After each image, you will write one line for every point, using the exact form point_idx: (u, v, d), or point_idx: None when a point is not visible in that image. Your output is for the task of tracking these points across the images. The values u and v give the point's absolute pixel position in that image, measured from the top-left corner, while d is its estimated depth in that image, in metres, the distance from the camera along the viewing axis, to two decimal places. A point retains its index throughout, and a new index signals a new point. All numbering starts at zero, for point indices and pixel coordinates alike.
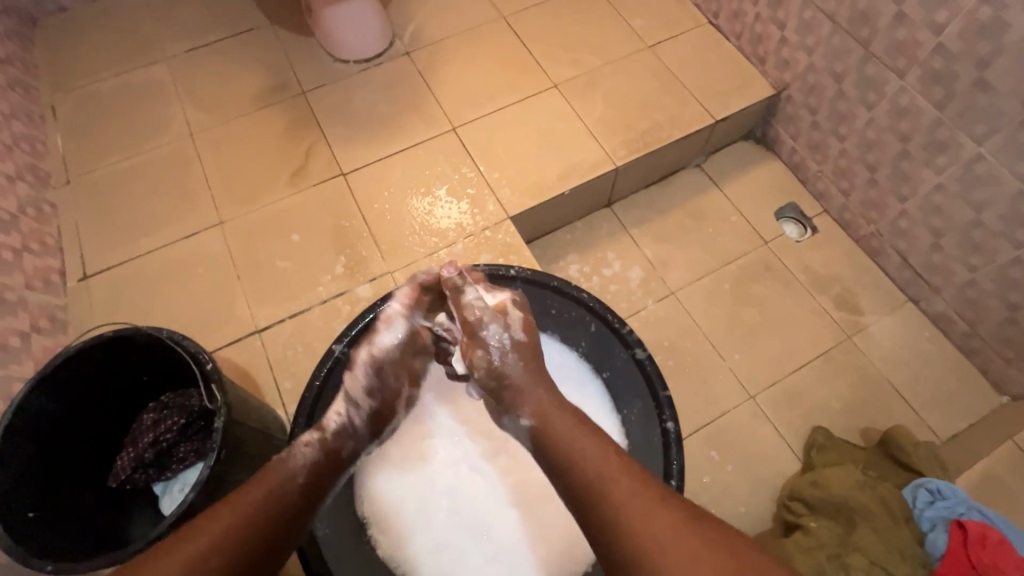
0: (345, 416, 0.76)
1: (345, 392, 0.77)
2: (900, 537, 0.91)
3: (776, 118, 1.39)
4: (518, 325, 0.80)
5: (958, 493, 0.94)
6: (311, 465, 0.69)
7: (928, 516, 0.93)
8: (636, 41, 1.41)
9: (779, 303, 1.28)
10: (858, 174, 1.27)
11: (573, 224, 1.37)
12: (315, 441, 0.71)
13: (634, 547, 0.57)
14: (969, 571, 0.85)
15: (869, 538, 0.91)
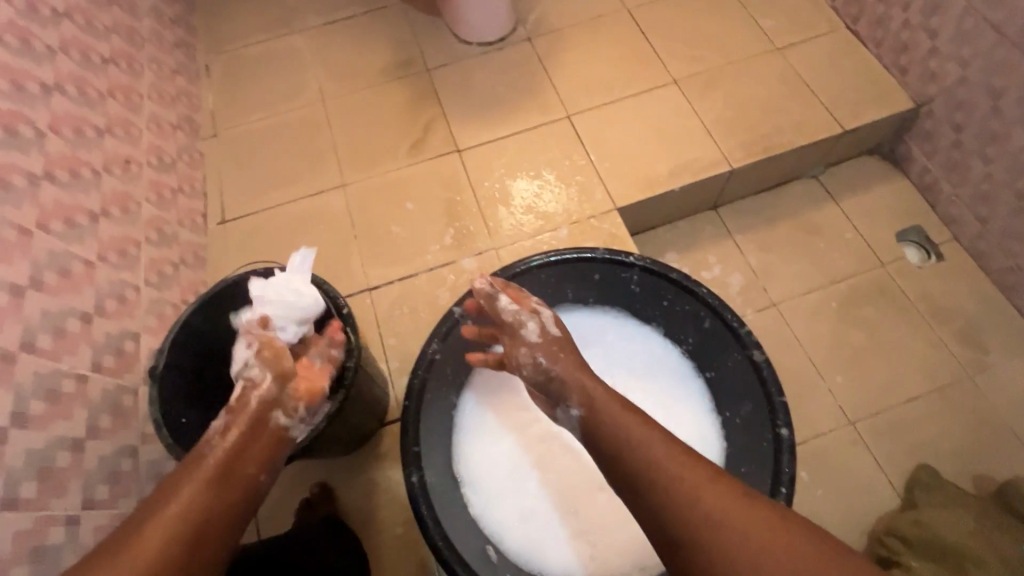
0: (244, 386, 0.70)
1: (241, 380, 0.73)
2: None
3: (911, 134, 1.31)
4: (552, 322, 0.83)
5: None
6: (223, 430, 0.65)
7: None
8: (764, 42, 1.37)
9: (892, 329, 1.21)
10: (1003, 201, 1.16)
11: (676, 223, 1.35)
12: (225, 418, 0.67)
13: (689, 533, 0.58)
14: None
15: None
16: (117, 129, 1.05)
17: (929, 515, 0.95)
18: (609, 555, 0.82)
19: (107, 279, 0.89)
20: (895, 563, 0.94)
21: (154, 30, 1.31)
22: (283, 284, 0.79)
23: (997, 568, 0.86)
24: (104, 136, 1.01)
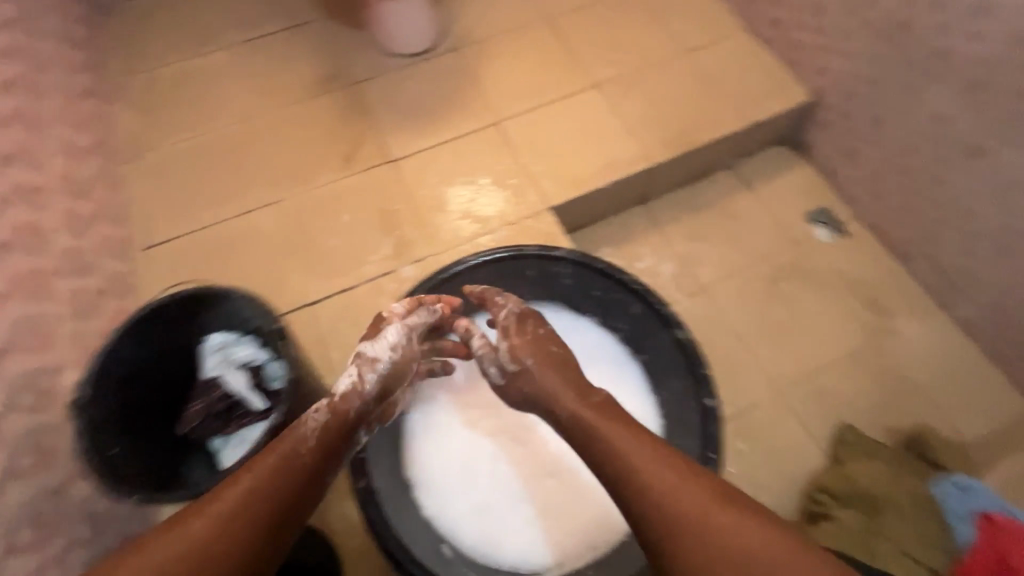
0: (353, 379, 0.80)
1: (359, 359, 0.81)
2: (924, 525, 0.94)
3: (811, 124, 1.43)
4: (510, 357, 0.84)
5: (982, 485, 0.94)
6: (319, 431, 0.74)
7: (955, 510, 0.93)
8: (675, 45, 1.46)
9: (809, 303, 1.31)
10: (891, 179, 1.29)
11: (608, 218, 1.41)
12: (324, 408, 0.76)
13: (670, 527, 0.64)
14: (997, 566, 0.87)
15: (895, 527, 0.94)
16: (22, 156, 1.00)
17: (855, 467, 1.02)
18: (561, 539, 0.85)
19: (18, 314, 0.84)
20: (823, 516, 1.01)
21: (57, 52, 1.25)
22: (219, 367, 0.88)
23: (908, 509, 0.95)
24: (7, 165, 0.95)
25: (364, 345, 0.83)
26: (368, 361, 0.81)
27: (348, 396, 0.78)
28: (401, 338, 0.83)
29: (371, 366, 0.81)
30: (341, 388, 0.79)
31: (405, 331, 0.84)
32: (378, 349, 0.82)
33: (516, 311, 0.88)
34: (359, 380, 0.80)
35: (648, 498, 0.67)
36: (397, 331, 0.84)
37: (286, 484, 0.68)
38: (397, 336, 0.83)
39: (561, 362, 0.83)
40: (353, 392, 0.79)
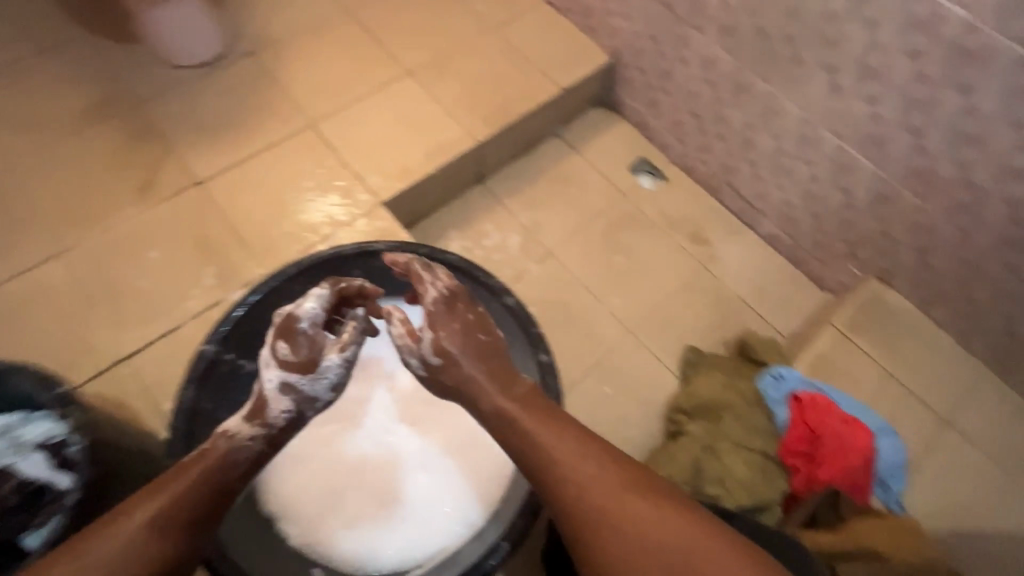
0: (289, 412, 0.80)
1: (289, 386, 0.80)
2: (754, 418, 1.06)
3: (616, 82, 1.53)
4: (433, 351, 0.83)
5: (793, 371, 1.09)
6: (252, 458, 0.76)
7: (773, 397, 1.06)
8: (480, 23, 1.48)
9: (644, 247, 1.43)
10: (688, 123, 1.43)
11: (450, 203, 1.43)
12: (259, 436, 0.77)
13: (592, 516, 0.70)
14: (808, 434, 1.01)
15: (732, 425, 1.05)
16: None
17: (701, 385, 1.13)
18: (439, 528, 0.84)
19: None
20: (679, 432, 1.10)
21: None
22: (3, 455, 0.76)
23: (743, 408, 1.07)
24: None
25: (293, 374, 0.80)
26: (302, 391, 0.81)
27: (283, 431, 0.80)
28: (340, 372, 0.83)
29: (307, 399, 0.82)
30: (276, 421, 0.79)
31: (344, 366, 0.83)
32: (317, 386, 0.82)
33: (444, 297, 0.85)
34: (293, 414, 0.81)
35: (566, 488, 0.72)
36: (336, 363, 0.82)
37: (205, 492, 0.71)
38: (335, 371, 0.82)
39: (491, 354, 0.83)
40: (288, 424, 0.81)
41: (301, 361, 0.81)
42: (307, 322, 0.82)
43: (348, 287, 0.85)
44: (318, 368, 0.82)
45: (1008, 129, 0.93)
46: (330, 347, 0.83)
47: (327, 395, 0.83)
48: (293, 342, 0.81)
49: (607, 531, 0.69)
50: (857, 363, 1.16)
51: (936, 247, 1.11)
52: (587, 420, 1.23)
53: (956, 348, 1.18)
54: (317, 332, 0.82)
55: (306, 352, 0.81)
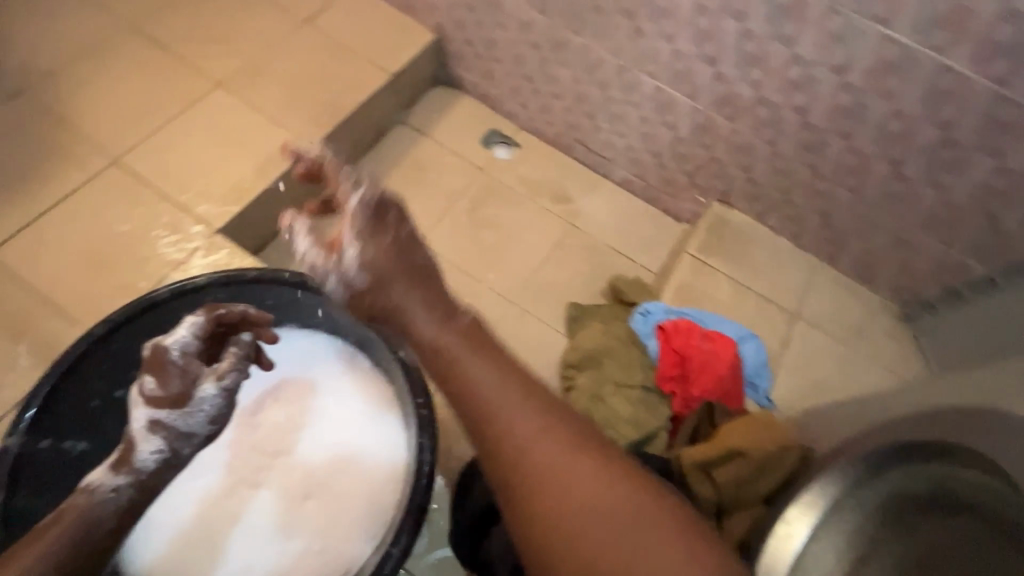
0: (160, 452, 0.70)
1: (158, 425, 0.70)
2: (630, 356, 1.11)
3: (448, 58, 1.52)
4: (353, 272, 0.68)
5: (657, 304, 1.16)
6: (117, 511, 0.67)
7: (641, 331, 1.14)
8: (290, 17, 1.39)
9: (510, 217, 1.45)
10: (524, 87, 1.45)
11: (302, 215, 1.36)
12: (124, 486, 0.68)
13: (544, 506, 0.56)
14: (677, 358, 1.07)
15: (611, 368, 1.10)
16: None
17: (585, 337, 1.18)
18: (332, 554, 0.80)
19: None
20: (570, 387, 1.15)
21: None
22: None
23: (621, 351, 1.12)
24: None
25: (162, 411, 0.70)
26: (174, 429, 0.71)
27: (156, 475, 0.70)
28: (219, 403, 0.73)
29: (181, 438, 0.72)
30: (146, 463, 0.70)
31: (223, 396, 0.73)
32: (190, 421, 0.72)
33: (371, 211, 0.68)
34: (167, 454, 0.71)
35: (504, 447, 0.59)
36: (212, 394, 0.72)
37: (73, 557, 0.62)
38: (211, 402, 0.72)
39: (425, 279, 0.69)
40: (161, 467, 0.71)
41: (169, 395, 0.71)
42: (178, 353, 0.72)
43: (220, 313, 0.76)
44: (192, 401, 0.72)
45: (780, 45, 1.04)
46: (205, 378, 0.72)
47: (207, 429, 0.73)
48: (161, 375, 0.71)
49: (546, 493, 0.56)
50: (713, 282, 1.26)
51: (755, 163, 1.22)
52: None
53: (793, 249, 1.31)
54: (190, 363, 0.72)
55: (177, 385, 0.71)
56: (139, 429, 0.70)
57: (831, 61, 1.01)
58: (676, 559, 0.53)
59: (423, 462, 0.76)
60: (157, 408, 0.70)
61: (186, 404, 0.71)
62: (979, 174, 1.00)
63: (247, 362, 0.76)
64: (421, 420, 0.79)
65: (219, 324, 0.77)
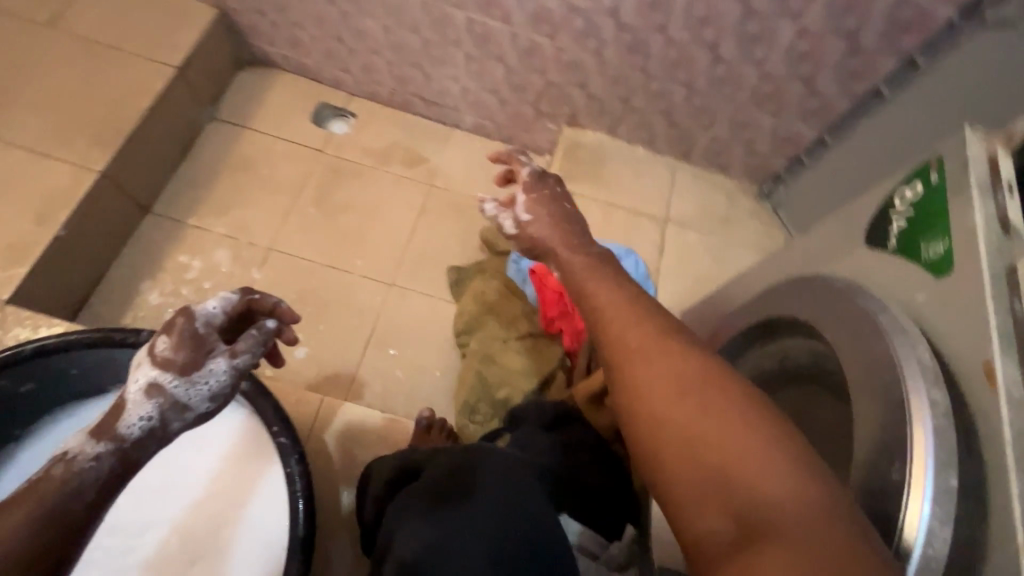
0: (147, 422, 0.61)
1: (157, 390, 0.62)
2: (511, 307, 1.08)
3: (246, 35, 1.35)
4: (522, 209, 0.74)
5: None
6: (96, 482, 0.57)
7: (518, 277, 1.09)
8: (27, 24, 1.15)
9: (365, 194, 1.34)
10: (339, 49, 1.32)
11: (124, 253, 1.19)
12: (105, 455, 0.58)
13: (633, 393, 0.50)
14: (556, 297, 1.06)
15: (495, 325, 1.07)
16: None
17: (466, 301, 1.14)
18: None
19: None
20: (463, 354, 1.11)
21: None
22: None
23: (504, 304, 1.09)
24: None
25: (164, 376, 0.62)
26: (172, 398, 0.62)
27: (138, 449, 0.61)
28: (224, 382, 0.65)
29: (175, 408, 0.63)
30: (131, 432, 0.61)
31: (232, 375, 0.65)
32: (192, 393, 0.63)
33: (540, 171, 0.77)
34: (155, 424, 0.62)
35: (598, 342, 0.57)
36: (221, 370, 0.64)
37: (43, 526, 0.52)
38: (218, 380, 0.64)
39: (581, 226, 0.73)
40: (145, 437, 0.61)
41: (178, 362, 0.63)
42: (200, 322, 0.65)
43: (256, 295, 0.70)
44: (199, 372, 0.63)
45: None
46: (221, 351, 0.65)
47: (205, 406, 0.64)
48: (176, 339, 0.63)
49: (626, 343, 0.54)
50: (580, 208, 1.24)
51: (588, 77, 1.18)
52: (388, 392, 1.16)
53: (650, 155, 1.30)
54: (209, 334, 0.65)
55: (189, 352, 0.63)
56: (136, 393, 0.62)
57: None
58: (740, 430, 0.44)
59: (296, 493, 0.68)
60: (162, 371, 0.62)
61: (194, 375, 0.63)
62: (786, 40, 1.02)
63: (263, 348, 0.67)
64: (284, 449, 0.71)
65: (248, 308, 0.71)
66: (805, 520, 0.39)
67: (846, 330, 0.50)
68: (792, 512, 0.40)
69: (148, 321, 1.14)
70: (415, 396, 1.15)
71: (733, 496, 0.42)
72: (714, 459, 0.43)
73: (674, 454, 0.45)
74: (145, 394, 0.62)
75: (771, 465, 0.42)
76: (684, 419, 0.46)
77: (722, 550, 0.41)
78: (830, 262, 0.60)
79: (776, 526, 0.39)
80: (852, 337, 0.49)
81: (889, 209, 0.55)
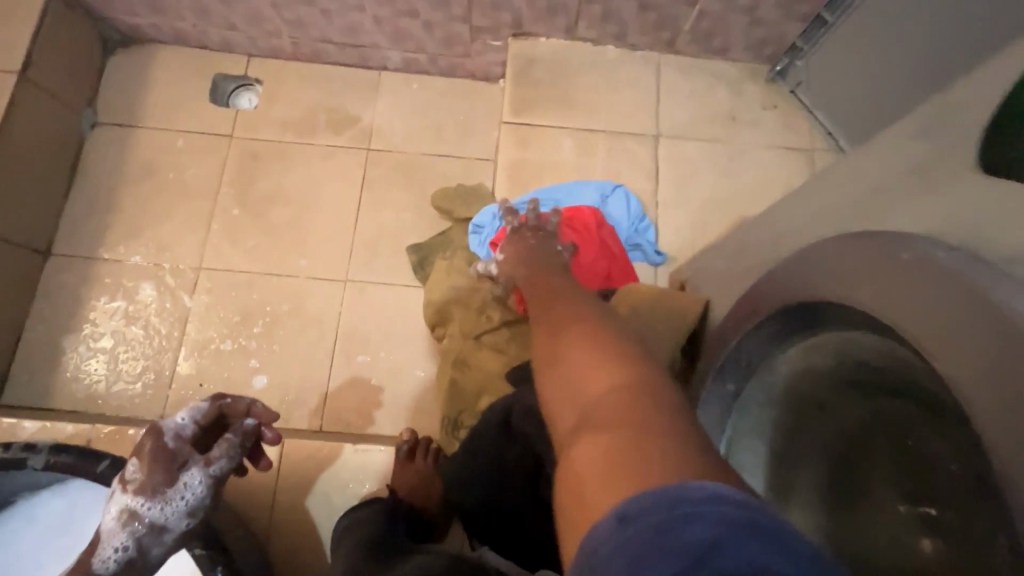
0: (125, 549, 0.54)
1: (128, 517, 0.54)
2: (481, 292, 0.89)
3: (99, 10, 1.08)
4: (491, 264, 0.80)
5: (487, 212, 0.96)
6: None
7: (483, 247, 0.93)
8: None
9: (294, 177, 1.12)
10: (211, 2, 1.04)
11: (35, 310, 1.03)
12: None
13: (547, 333, 0.53)
14: None
15: (465, 315, 0.89)
16: None
17: (431, 285, 0.94)
18: None
19: None
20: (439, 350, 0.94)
21: None
22: None
23: (475, 290, 0.90)
24: None
25: (135, 502, 0.54)
26: (149, 523, 0.54)
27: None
28: (205, 493, 0.56)
29: (154, 532, 0.55)
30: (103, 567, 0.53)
31: (212, 486, 0.57)
32: (170, 513, 0.55)
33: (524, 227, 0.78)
34: (134, 552, 0.54)
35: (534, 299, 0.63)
36: (199, 482, 0.55)
37: None
38: (197, 492, 0.55)
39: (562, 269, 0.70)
40: (127, 565, 0.54)
41: (151, 484, 0.53)
42: (170, 436, 0.55)
43: (229, 398, 0.60)
44: (173, 490, 0.54)
45: None
46: (191, 463, 0.55)
47: (185, 522, 0.56)
48: (146, 461, 0.54)
49: (546, 300, 0.60)
50: (548, 143, 0.99)
51: None
52: (367, 405, 1.01)
53: (623, 54, 1.02)
54: (182, 446, 0.56)
55: (158, 472, 0.54)
56: (109, 522, 0.54)
57: None
58: (597, 357, 0.44)
59: None
60: (135, 494, 0.53)
61: (173, 494, 0.54)
62: None
63: (243, 450, 0.59)
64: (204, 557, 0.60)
65: (225, 412, 0.60)
66: (622, 412, 0.37)
67: (962, 331, 0.31)
68: (609, 405, 0.39)
69: (82, 382, 0.99)
70: (398, 404, 1.01)
71: (579, 403, 0.41)
72: (574, 383, 0.43)
73: (552, 384, 0.46)
74: (119, 522, 0.54)
75: (612, 373, 0.41)
76: (559, 355, 0.47)
77: (566, 444, 0.39)
78: (904, 196, 0.39)
79: (605, 426, 0.37)
80: (984, 345, 0.30)
81: None
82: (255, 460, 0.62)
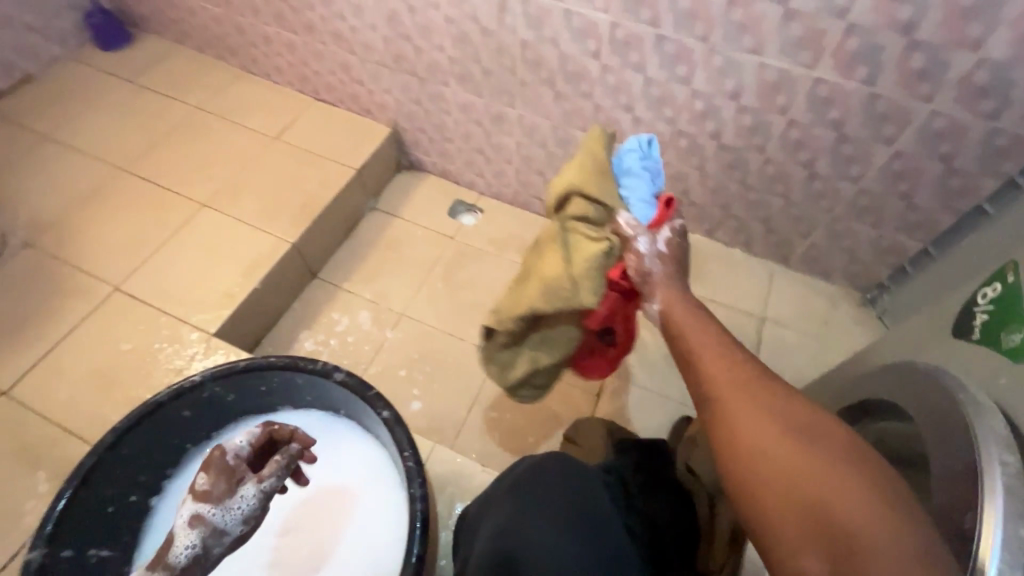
0: (192, 546, 0.71)
1: (194, 517, 0.72)
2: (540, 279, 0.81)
3: (408, 147, 1.68)
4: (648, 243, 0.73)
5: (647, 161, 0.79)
6: None
7: (642, 195, 0.77)
8: (263, 137, 1.59)
9: (484, 276, 1.55)
10: (478, 159, 1.59)
11: (291, 309, 1.46)
12: None
13: (750, 439, 0.54)
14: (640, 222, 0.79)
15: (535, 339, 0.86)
16: None
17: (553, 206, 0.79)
18: None
19: None
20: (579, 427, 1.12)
21: None
22: None
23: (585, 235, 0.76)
24: None
25: (201, 506, 0.73)
26: (211, 526, 0.73)
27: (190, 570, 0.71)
28: (255, 505, 0.76)
29: (214, 534, 0.73)
30: (176, 563, 0.70)
31: (260, 497, 0.76)
32: (228, 516, 0.74)
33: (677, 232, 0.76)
34: (198, 550, 0.71)
35: (707, 380, 0.61)
36: (250, 495, 0.76)
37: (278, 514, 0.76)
38: (250, 501, 0.75)
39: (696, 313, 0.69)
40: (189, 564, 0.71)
41: (214, 492, 0.74)
42: (230, 455, 0.79)
43: (272, 424, 0.85)
44: (231, 497, 0.75)
45: (679, 85, 1.13)
46: (246, 479, 0.77)
47: (239, 528, 0.75)
48: (212, 472, 0.76)
49: (717, 382, 0.61)
50: None
51: (691, 188, 1.32)
52: (486, 449, 1.27)
53: (748, 258, 1.39)
54: (239, 465, 0.79)
55: (223, 483, 0.76)
56: (181, 526, 0.72)
57: (725, 91, 1.10)
58: (832, 480, 0.49)
59: (416, 513, 0.80)
60: (203, 501, 0.73)
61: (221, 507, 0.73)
62: (882, 162, 1.08)
63: (286, 469, 0.79)
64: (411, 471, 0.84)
65: (270, 438, 0.84)
66: (881, 550, 0.45)
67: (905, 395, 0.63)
68: (872, 539, 0.45)
69: None
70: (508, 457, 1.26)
71: (830, 529, 0.47)
72: (829, 514, 0.48)
73: (808, 513, 0.48)
74: (187, 525, 0.72)
75: (865, 500, 0.47)
76: (800, 481, 0.50)
77: None
78: (916, 344, 0.70)
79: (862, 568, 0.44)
80: (912, 404, 0.61)
81: (972, 305, 0.63)
82: (298, 479, 0.85)
